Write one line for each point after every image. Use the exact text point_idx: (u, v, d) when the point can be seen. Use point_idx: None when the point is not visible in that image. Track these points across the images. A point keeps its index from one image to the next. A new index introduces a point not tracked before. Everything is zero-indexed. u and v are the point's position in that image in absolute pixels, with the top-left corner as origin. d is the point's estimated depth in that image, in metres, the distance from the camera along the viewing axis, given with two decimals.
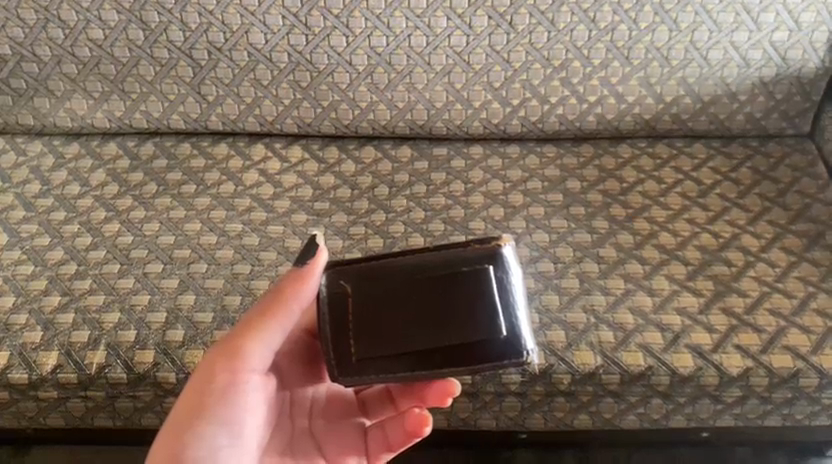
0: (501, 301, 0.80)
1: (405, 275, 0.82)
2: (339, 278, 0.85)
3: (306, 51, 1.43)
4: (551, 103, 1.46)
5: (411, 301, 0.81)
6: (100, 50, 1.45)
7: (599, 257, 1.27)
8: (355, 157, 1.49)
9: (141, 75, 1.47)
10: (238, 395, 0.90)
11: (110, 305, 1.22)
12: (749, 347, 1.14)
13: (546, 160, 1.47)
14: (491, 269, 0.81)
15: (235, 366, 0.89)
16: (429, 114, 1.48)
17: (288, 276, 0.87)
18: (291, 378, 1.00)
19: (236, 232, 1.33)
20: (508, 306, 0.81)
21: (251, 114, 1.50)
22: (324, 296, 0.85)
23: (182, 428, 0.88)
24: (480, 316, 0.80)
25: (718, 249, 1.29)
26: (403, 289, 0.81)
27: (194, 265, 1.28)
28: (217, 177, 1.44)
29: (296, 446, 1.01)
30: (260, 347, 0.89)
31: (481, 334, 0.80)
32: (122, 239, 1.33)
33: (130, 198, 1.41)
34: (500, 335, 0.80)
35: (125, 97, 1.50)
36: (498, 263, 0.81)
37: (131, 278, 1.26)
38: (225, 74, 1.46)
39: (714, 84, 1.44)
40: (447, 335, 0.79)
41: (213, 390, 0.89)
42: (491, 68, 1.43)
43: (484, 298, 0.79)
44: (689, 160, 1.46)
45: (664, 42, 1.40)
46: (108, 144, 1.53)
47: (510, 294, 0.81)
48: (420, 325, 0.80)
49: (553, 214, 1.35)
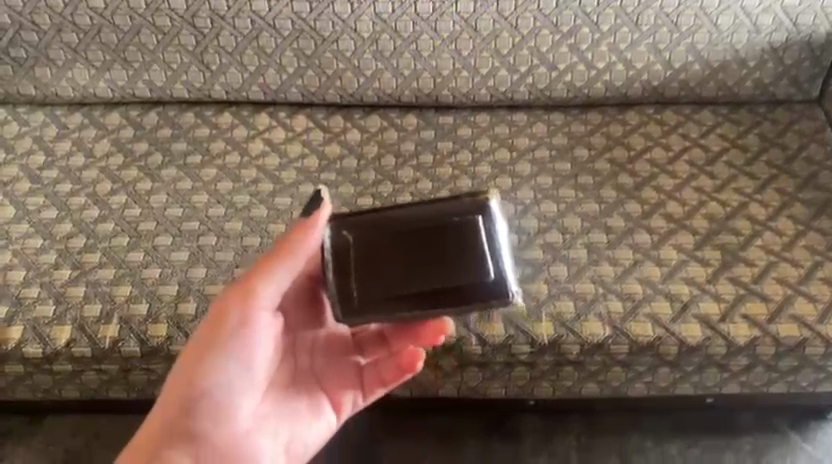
0: (488, 247, 0.92)
1: (402, 227, 0.93)
2: (343, 228, 0.95)
3: (310, 18, 1.35)
4: (559, 70, 1.40)
5: (404, 250, 0.92)
6: (65, 19, 1.37)
7: (607, 227, 1.25)
8: (324, 125, 1.45)
9: (110, 44, 1.39)
10: (242, 337, 0.93)
11: (84, 277, 1.18)
12: (756, 318, 1.12)
13: (554, 128, 1.43)
14: (480, 219, 0.92)
15: (241, 309, 0.92)
16: (435, 80, 1.41)
17: (291, 229, 0.92)
18: (294, 317, 1.01)
19: (244, 204, 1.31)
20: (492, 252, 0.92)
21: (220, 79, 1.42)
22: (329, 246, 0.94)
23: (196, 358, 0.93)
24: (468, 262, 0.91)
25: (725, 218, 1.27)
26: (394, 240, 0.93)
27: (201, 233, 1.25)
28: (222, 147, 1.41)
29: (297, 380, 1.01)
30: (269, 289, 0.92)
31: (465, 278, 0.91)
32: (87, 212, 1.29)
33: (98, 169, 1.37)
34: (486, 277, 0.91)
35: (89, 66, 1.42)
36: (484, 214, 0.93)
37: (99, 251, 1.22)
38: (228, 43, 1.38)
39: (723, 49, 1.38)
40: (442, 279, 0.90)
41: (219, 332, 0.93)
42: (497, 35, 1.36)
43: (474, 245, 0.91)
44: (697, 127, 1.43)
45: (673, 6, 1.34)
46: (74, 114, 1.45)
47: (495, 242, 0.92)
48: (418, 264, 0.91)
49: (562, 184, 1.33)
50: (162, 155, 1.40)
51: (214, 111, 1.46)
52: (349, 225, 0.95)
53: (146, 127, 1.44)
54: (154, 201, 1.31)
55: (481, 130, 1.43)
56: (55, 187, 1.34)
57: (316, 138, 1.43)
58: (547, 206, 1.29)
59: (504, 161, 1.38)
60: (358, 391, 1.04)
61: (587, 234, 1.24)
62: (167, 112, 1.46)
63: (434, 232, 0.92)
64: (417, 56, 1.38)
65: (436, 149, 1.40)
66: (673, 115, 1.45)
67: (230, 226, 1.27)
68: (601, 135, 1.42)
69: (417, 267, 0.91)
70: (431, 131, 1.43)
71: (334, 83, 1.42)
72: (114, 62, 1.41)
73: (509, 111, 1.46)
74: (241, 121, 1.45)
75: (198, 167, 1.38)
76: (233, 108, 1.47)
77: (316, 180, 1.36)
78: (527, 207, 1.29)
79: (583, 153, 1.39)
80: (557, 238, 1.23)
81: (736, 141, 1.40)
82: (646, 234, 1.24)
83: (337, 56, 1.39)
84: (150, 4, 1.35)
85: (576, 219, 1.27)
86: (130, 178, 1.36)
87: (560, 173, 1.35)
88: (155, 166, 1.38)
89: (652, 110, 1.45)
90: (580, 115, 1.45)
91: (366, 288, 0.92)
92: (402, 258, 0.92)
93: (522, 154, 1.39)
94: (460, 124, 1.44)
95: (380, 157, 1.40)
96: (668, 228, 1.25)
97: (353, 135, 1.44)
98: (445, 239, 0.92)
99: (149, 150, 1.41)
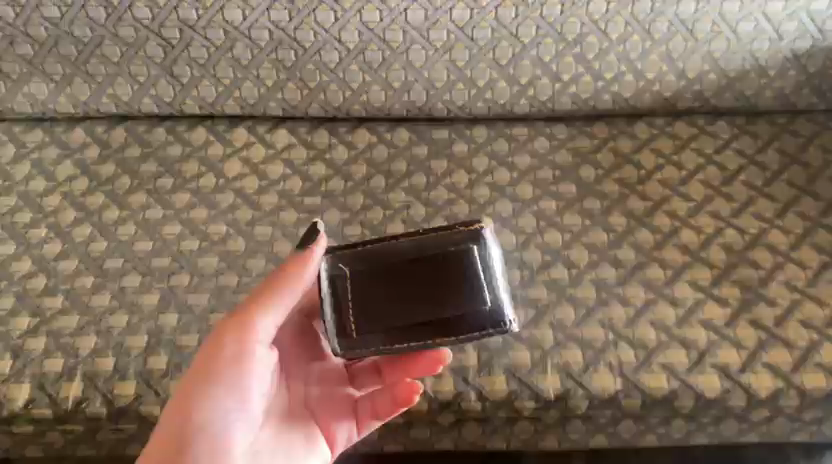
0: (486, 278, 0.84)
1: (397, 259, 0.84)
2: (337, 261, 0.86)
3: (290, 28, 1.22)
4: (563, 81, 1.28)
5: (400, 283, 0.84)
6: (18, 30, 1.23)
7: (616, 261, 1.15)
8: (308, 142, 1.34)
9: (67, 57, 1.26)
10: (242, 367, 0.85)
11: (39, 328, 1.08)
12: (779, 367, 1.03)
13: (558, 143, 1.33)
14: (475, 248, 0.84)
15: (241, 337, 0.84)
16: (428, 93, 1.29)
17: (289, 259, 0.86)
18: (294, 348, 0.98)
19: (221, 234, 1.20)
20: (491, 283, 0.85)
21: (192, 94, 1.30)
22: (326, 277, 0.86)
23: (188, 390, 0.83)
24: (467, 293, 0.83)
25: (743, 248, 1.17)
26: (389, 272, 0.84)
27: (169, 272, 1.14)
28: (196, 169, 1.30)
29: (294, 411, 0.95)
30: (268, 320, 0.85)
31: (463, 309, 0.83)
32: (49, 247, 1.18)
33: (61, 195, 1.26)
34: (483, 306, 0.84)
35: (47, 80, 1.29)
36: (480, 242, 0.85)
37: (61, 295, 1.12)
38: (200, 55, 1.25)
39: (742, 57, 1.27)
40: (439, 311, 0.83)
41: (219, 360, 0.84)
42: (496, 44, 1.23)
43: (471, 276, 0.83)
44: (711, 141, 1.32)
45: (689, 12, 1.21)
46: (34, 131, 1.33)
47: (492, 271, 0.85)
48: (414, 296, 0.83)
49: (567, 209, 1.23)
50: (130, 179, 1.28)
51: (187, 127, 1.35)
52: (343, 258, 0.86)
53: (113, 146, 1.33)
54: (122, 234, 1.20)
55: (478, 147, 1.32)
56: (13, 218, 1.22)
57: (298, 157, 1.32)
58: (551, 236, 1.19)
59: (504, 182, 1.27)
60: (354, 422, 1.00)
61: (595, 268, 1.14)
62: (136, 129, 1.34)
63: (429, 264, 0.84)
64: (409, 67, 1.26)
65: (429, 169, 1.30)
66: (685, 128, 1.34)
67: (205, 262, 1.16)
68: (608, 151, 1.31)
69: (416, 299, 0.83)
70: (424, 148, 1.32)
71: (318, 97, 1.30)
72: (74, 76, 1.28)
73: (507, 124, 1.35)
74: (218, 138, 1.34)
75: (171, 192, 1.27)
76: (207, 123, 1.35)
77: (299, 207, 1.25)
78: (529, 237, 1.19)
79: (589, 173, 1.28)
80: (562, 275, 1.13)
81: (754, 157, 1.30)
82: (659, 269, 1.14)
83: (321, 68, 1.26)
84: (112, 13, 1.21)
85: (582, 251, 1.17)
86: (95, 206, 1.25)
87: (564, 197, 1.25)
88: (123, 191, 1.27)
89: (662, 123, 1.34)
90: (585, 128, 1.34)
91: (361, 319, 0.84)
92: (397, 291, 0.83)
93: (523, 174, 1.28)
94: (456, 139, 1.33)
95: (368, 179, 1.29)
96: (683, 261, 1.15)
97: (338, 152, 1.33)
98: (441, 270, 0.84)
99: (117, 172, 1.29)
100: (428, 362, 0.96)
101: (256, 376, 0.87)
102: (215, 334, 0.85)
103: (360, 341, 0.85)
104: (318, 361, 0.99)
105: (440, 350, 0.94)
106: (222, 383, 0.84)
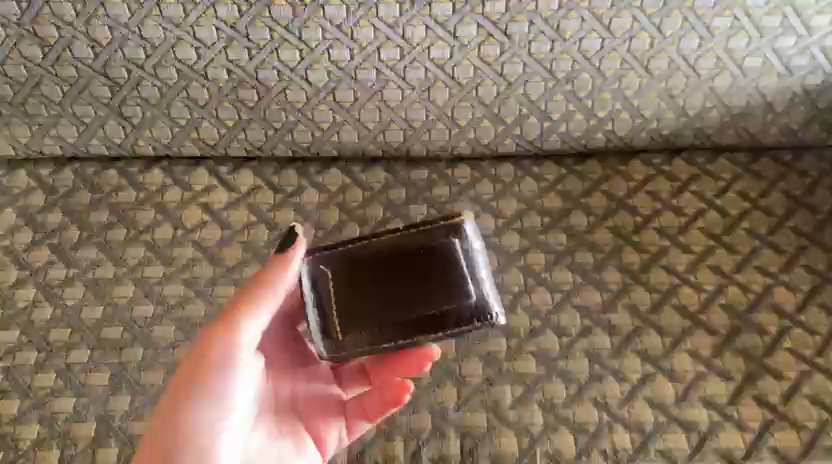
0: (468, 270, 0.84)
1: (377, 256, 0.85)
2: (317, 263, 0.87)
3: (250, 67, 1.09)
4: (553, 120, 1.17)
5: (382, 280, 0.84)
6: None
7: (611, 327, 1.06)
8: (275, 184, 1.23)
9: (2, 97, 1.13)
10: (228, 367, 0.85)
11: None
12: (787, 452, 0.96)
13: (546, 184, 1.22)
14: (456, 242, 0.84)
15: (225, 340, 0.84)
16: (406, 133, 1.18)
17: (271, 261, 0.87)
18: (281, 354, 0.97)
19: (178, 297, 1.10)
20: (474, 275, 0.84)
21: (145, 135, 1.17)
22: (307, 280, 0.87)
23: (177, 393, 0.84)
24: (450, 288, 0.83)
25: (746, 309, 1.08)
26: (370, 271, 0.85)
27: (120, 345, 1.05)
28: (151, 217, 1.18)
29: (281, 413, 0.95)
30: (253, 321, 0.85)
31: (447, 305, 0.83)
32: None
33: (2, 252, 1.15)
34: (468, 301, 0.83)
35: None
36: (461, 235, 0.84)
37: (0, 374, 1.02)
38: (151, 94, 1.12)
39: (748, 94, 1.16)
40: (424, 307, 0.83)
41: (205, 363, 0.84)
42: (479, 83, 1.12)
43: (452, 272, 0.83)
44: (712, 182, 1.22)
45: (693, 48, 1.09)
46: None
47: (474, 265, 0.84)
48: (397, 294, 0.84)
49: (557, 263, 1.13)
50: (79, 230, 1.17)
51: (140, 167, 1.23)
52: (323, 258, 0.87)
53: (59, 191, 1.21)
54: (69, 297, 1.10)
55: (460, 190, 1.22)
56: None
57: (264, 202, 1.21)
58: (539, 297, 1.09)
59: (488, 231, 1.17)
60: (344, 424, 0.98)
61: (588, 335, 1.05)
62: (84, 171, 1.22)
63: (410, 261, 0.84)
64: (383, 106, 1.14)
65: (407, 215, 1.19)
66: (683, 166, 1.24)
67: (160, 332, 1.06)
68: (601, 194, 1.21)
69: (400, 298, 0.84)
70: (401, 191, 1.22)
71: (284, 137, 1.18)
72: (11, 116, 1.15)
73: (492, 163, 1.24)
74: (175, 181, 1.22)
75: (123, 245, 1.15)
76: (163, 162, 1.24)
77: (265, 261, 1.15)
78: (516, 297, 1.09)
79: (581, 220, 1.18)
80: (552, 345, 1.04)
81: (758, 201, 1.20)
82: (656, 336, 1.05)
83: (286, 107, 1.14)
84: (48, 52, 1.07)
85: (574, 315, 1.07)
86: (39, 263, 1.13)
87: (553, 249, 1.15)
88: (71, 245, 1.16)
89: (659, 160, 1.24)
90: (576, 168, 1.24)
91: (346, 318, 0.85)
92: (379, 290, 0.84)
93: (509, 222, 1.18)
94: (436, 181, 1.23)
95: (341, 227, 1.18)
96: (682, 326, 1.06)
97: (308, 195, 1.22)
98: (421, 268, 0.83)
99: (64, 222, 1.18)
100: (415, 361, 0.96)
101: (242, 378, 0.87)
102: (202, 337, 0.85)
103: (346, 341, 0.85)
104: (310, 365, 1.00)
105: (428, 348, 0.94)
106: (210, 387, 0.84)
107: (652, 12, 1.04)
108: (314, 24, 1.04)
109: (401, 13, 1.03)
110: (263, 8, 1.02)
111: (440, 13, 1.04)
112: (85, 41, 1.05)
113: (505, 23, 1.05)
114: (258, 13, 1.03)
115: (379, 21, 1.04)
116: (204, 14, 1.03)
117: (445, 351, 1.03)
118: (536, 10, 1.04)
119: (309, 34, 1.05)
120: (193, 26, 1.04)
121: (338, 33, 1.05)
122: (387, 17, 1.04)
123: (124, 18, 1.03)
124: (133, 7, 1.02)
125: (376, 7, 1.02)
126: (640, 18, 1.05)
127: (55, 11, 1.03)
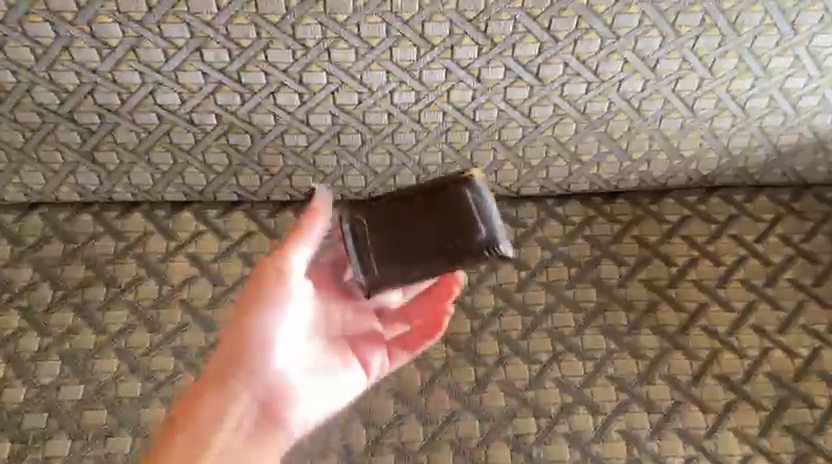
0: (480, 216, 0.78)
1: (389, 212, 0.80)
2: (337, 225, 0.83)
3: (242, 111, 0.95)
4: (583, 162, 1.04)
5: (399, 236, 0.80)
6: None
7: (649, 402, 0.97)
8: (271, 229, 1.09)
9: None
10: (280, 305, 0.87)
11: None
12: None
13: (573, 228, 1.10)
14: (466, 192, 0.78)
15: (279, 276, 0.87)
16: (419, 178, 1.05)
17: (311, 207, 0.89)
18: (321, 292, 0.94)
19: (168, 371, 0.98)
20: (487, 221, 0.78)
21: (122, 180, 1.03)
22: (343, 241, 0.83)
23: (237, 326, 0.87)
24: (465, 234, 0.77)
25: (793, 378, 1.00)
26: (386, 228, 0.80)
27: (104, 433, 0.94)
28: (132, 272, 1.05)
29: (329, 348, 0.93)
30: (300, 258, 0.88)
31: (464, 250, 0.78)
32: None
33: None
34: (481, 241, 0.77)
35: None
36: (471, 186, 0.78)
37: None
38: (128, 139, 0.98)
39: (800, 133, 1.03)
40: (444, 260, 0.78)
41: (261, 301, 0.86)
42: (504, 125, 0.99)
43: (466, 218, 0.77)
44: (753, 224, 1.11)
45: (745, 89, 0.96)
46: None
47: (488, 212, 0.78)
48: (417, 251, 0.79)
49: (587, 325, 1.03)
50: (51, 289, 1.04)
51: (118, 211, 1.09)
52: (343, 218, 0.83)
53: (26, 241, 1.07)
54: (44, 374, 0.98)
55: None
56: None
57: (258, 250, 1.08)
58: (569, 367, 1.00)
59: (510, 286, 1.05)
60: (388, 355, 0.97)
61: (625, 411, 0.97)
62: (54, 216, 1.08)
63: (425, 206, 0.79)
64: (395, 150, 1.01)
65: None
66: (721, 204, 1.12)
67: (151, 417, 0.95)
68: (632, 239, 1.09)
69: (420, 253, 0.79)
70: None
71: (282, 182, 1.05)
72: None
73: (512, 201, 1.11)
74: (158, 227, 1.09)
75: (102, 307, 1.03)
76: (144, 205, 1.10)
77: None
78: (544, 368, 0.99)
79: (611, 271, 1.07)
80: (585, 425, 0.96)
81: (802, 246, 1.10)
82: (698, 413, 0.97)
83: (283, 152, 1.00)
84: (5, 98, 0.92)
85: (608, 388, 0.98)
86: (8, 332, 1.01)
87: (583, 307, 1.04)
88: (43, 308, 1.03)
89: (696, 199, 1.12)
90: (604, 208, 1.12)
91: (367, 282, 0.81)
92: (398, 246, 0.80)
93: (533, 274, 1.06)
94: None
95: None
96: (725, 400, 0.98)
97: None
98: (437, 215, 0.78)
99: (33, 279, 1.04)
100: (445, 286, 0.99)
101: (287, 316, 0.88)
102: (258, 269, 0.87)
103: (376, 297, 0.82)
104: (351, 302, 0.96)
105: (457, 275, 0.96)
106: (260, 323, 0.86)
107: (705, 53, 0.91)
108: (317, 67, 0.90)
109: (419, 57, 0.89)
110: (260, 51, 0.87)
111: (462, 57, 0.90)
112: (48, 87, 0.90)
113: (537, 66, 0.91)
114: (252, 56, 0.88)
115: (392, 64, 0.90)
116: (188, 59, 0.88)
117: (471, 435, 0.95)
118: (573, 53, 0.90)
119: (310, 78, 0.91)
120: (175, 71, 0.89)
121: (344, 76, 0.91)
122: (402, 61, 0.90)
123: (94, 64, 0.88)
124: (104, 52, 0.86)
125: (390, 51, 0.88)
126: (690, 59, 0.92)
127: (10, 55, 0.87)
